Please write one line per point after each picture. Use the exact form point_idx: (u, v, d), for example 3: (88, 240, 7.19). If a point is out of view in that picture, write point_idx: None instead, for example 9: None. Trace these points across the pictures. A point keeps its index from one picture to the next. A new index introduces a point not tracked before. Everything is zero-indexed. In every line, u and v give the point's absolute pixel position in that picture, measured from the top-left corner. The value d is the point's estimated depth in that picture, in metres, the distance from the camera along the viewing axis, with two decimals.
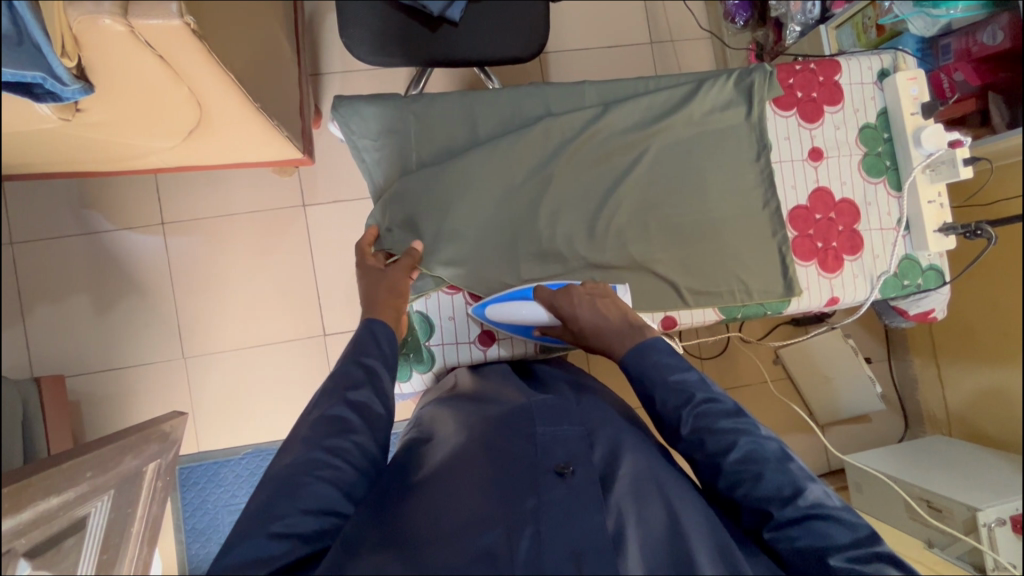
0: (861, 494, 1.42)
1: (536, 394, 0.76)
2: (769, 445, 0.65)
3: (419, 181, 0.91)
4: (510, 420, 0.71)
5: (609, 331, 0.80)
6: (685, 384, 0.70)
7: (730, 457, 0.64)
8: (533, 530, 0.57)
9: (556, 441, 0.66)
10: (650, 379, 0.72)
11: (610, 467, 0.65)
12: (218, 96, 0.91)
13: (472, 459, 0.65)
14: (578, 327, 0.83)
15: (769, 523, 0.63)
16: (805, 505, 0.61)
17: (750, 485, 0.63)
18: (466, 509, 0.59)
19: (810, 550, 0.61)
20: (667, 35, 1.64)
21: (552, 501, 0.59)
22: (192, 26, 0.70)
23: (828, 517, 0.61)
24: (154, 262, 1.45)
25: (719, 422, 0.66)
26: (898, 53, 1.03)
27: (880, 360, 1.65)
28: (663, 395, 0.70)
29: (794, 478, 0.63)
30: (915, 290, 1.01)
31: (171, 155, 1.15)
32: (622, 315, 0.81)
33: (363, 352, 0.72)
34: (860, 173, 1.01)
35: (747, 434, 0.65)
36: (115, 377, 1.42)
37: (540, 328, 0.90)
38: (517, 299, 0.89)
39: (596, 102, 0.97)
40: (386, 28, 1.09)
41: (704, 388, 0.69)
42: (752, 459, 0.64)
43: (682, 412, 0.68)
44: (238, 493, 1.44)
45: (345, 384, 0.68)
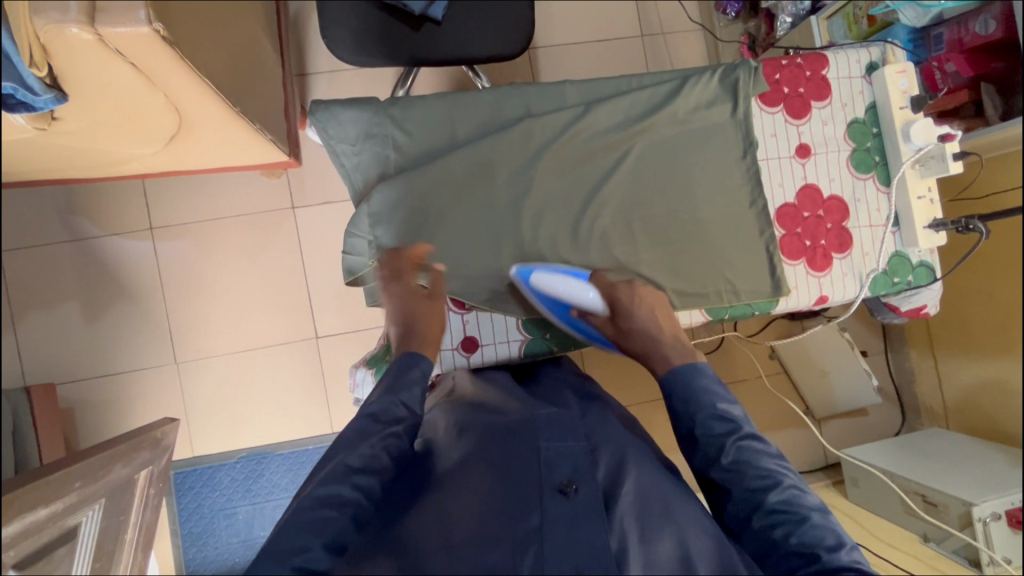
0: (858, 488, 1.42)
1: (541, 407, 0.74)
2: (809, 497, 0.66)
3: (400, 186, 0.90)
4: (514, 435, 0.69)
5: (659, 342, 0.85)
6: (732, 416, 0.72)
7: (773, 494, 0.65)
8: (535, 548, 0.57)
9: (560, 456, 0.65)
10: (696, 403, 0.74)
11: (614, 484, 0.64)
12: (196, 101, 0.89)
13: (476, 478, 0.64)
14: (627, 323, 0.88)
15: (807, 568, 0.61)
16: (847, 557, 0.61)
17: (792, 528, 0.63)
18: (470, 524, 0.59)
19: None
20: (658, 28, 1.62)
21: (556, 519, 0.59)
22: (161, 32, 0.69)
23: (867, 571, 0.61)
24: (144, 268, 1.44)
25: (763, 460, 0.68)
26: (887, 45, 1.01)
27: (877, 353, 1.65)
28: (708, 421, 0.72)
29: (835, 530, 0.63)
30: (906, 287, 1.00)
31: (153, 160, 1.14)
32: (671, 326, 0.87)
33: (404, 390, 0.72)
34: (848, 169, 1.00)
35: (789, 478, 0.67)
36: (107, 383, 1.42)
37: (579, 310, 0.91)
38: (568, 276, 0.90)
39: (577, 102, 0.95)
40: (367, 28, 1.07)
41: (748, 425, 0.72)
42: (795, 502, 0.65)
43: (726, 441, 0.70)
44: (234, 497, 1.44)
45: (385, 421, 0.67)
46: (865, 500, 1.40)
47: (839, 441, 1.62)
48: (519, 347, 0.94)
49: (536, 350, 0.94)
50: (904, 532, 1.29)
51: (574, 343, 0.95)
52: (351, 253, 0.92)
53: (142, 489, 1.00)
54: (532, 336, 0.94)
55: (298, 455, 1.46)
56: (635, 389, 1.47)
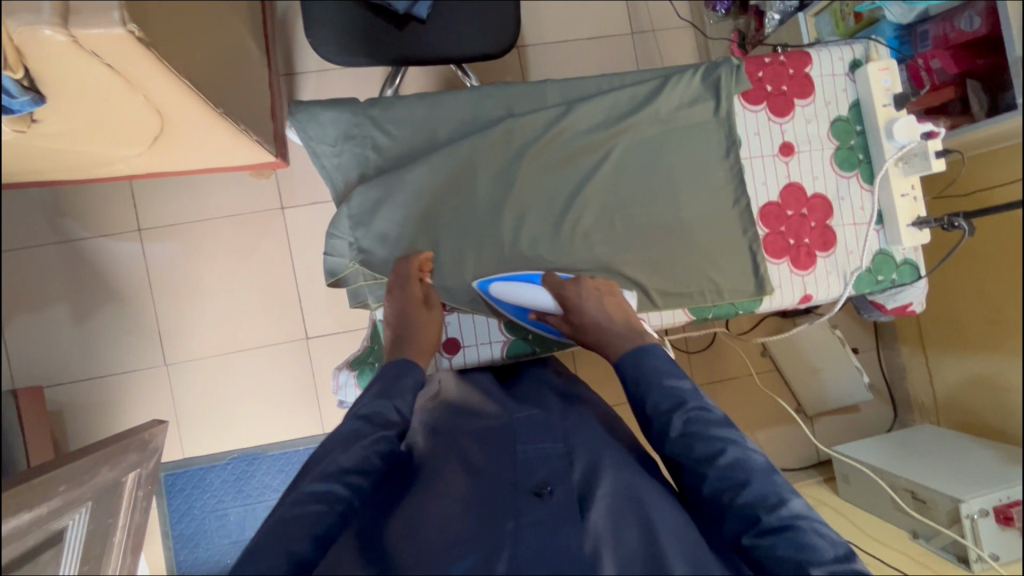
0: (848, 484, 1.43)
1: (519, 409, 0.78)
2: (754, 458, 0.65)
3: (381, 187, 0.89)
4: (494, 438, 0.72)
5: (611, 329, 0.83)
6: (678, 390, 0.71)
7: (717, 462, 0.64)
8: (508, 553, 0.55)
9: (538, 459, 0.67)
10: (645, 383, 0.73)
11: (588, 484, 0.64)
12: (176, 102, 0.89)
13: (455, 481, 0.65)
14: (581, 320, 0.86)
15: (750, 530, 0.60)
16: (788, 514, 0.60)
17: (735, 491, 0.62)
18: (443, 528, 0.58)
19: (790, 561, 0.57)
20: (648, 25, 1.61)
21: (531, 522, 0.58)
22: (137, 34, 0.68)
23: (812, 529, 0.59)
24: (133, 270, 1.44)
25: (709, 428, 0.67)
26: (870, 43, 1.01)
27: (868, 349, 1.65)
28: (655, 397, 0.71)
29: (778, 489, 0.62)
30: (890, 285, 1.00)
31: (139, 162, 1.13)
32: (626, 318, 0.85)
33: (397, 395, 0.72)
34: (832, 167, 1.00)
35: (735, 443, 0.65)
36: (96, 386, 1.42)
37: (536, 312, 0.91)
38: (524, 281, 0.90)
39: (559, 101, 0.95)
40: (351, 28, 1.07)
41: (697, 397, 0.71)
42: (739, 466, 0.63)
43: (673, 417, 0.68)
44: (225, 499, 1.44)
45: (378, 423, 0.67)
46: (856, 497, 1.40)
47: (830, 437, 1.62)
48: (501, 347, 0.94)
49: (519, 351, 0.94)
50: (893, 529, 1.30)
51: (557, 344, 0.96)
52: (332, 255, 0.91)
53: (130, 491, 0.99)
54: (514, 337, 0.95)
55: (290, 456, 1.46)
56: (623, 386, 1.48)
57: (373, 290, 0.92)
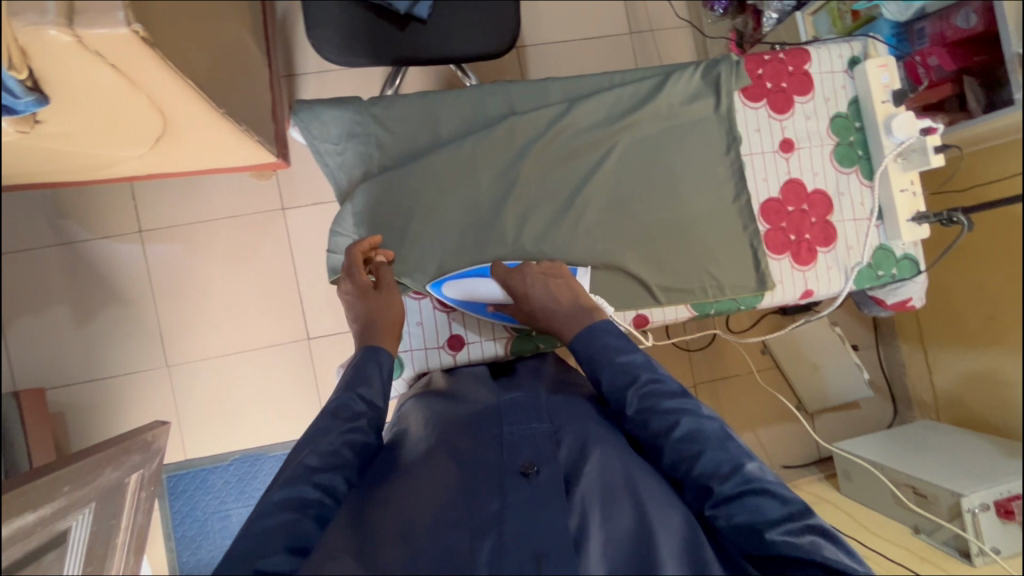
0: (850, 482, 1.45)
1: (506, 394, 0.78)
2: (709, 424, 0.66)
3: (385, 186, 0.90)
4: (481, 422, 0.72)
5: (560, 316, 0.83)
6: (630, 365, 0.72)
7: (674, 436, 0.66)
8: (495, 533, 0.57)
9: (522, 439, 0.67)
10: (596, 361, 0.74)
11: (576, 463, 0.64)
12: (179, 102, 0.89)
13: (439, 465, 0.65)
14: (531, 307, 0.85)
15: (709, 500, 0.62)
16: (742, 480, 0.62)
17: (690, 463, 0.64)
18: (430, 509, 0.59)
19: (747, 527, 0.60)
20: (646, 25, 1.62)
21: (516, 502, 0.58)
22: (141, 33, 0.69)
23: (763, 492, 0.61)
24: (135, 272, 1.44)
25: (662, 403, 0.68)
26: (869, 40, 1.02)
27: (867, 346, 1.65)
28: (610, 376, 0.72)
29: (732, 455, 0.63)
30: (890, 280, 1.01)
31: (141, 163, 1.14)
32: (574, 297, 0.84)
33: (362, 384, 0.72)
34: (831, 163, 1.00)
35: (689, 413, 0.67)
36: (98, 387, 1.41)
37: (493, 304, 0.91)
38: (475, 276, 0.90)
39: (560, 99, 0.96)
40: (352, 27, 1.07)
41: (650, 369, 0.72)
42: (693, 437, 0.65)
43: (628, 393, 0.70)
44: (227, 499, 1.44)
45: (344, 417, 0.68)
46: (858, 492, 1.41)
47: (830, 433, 1.62)
48: (505, 343, 0.95)
49: (522, 347, 0.95)
50: (894, 523, 1.30)
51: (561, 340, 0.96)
52: (334, 252, 0.92)
53: (133, 491, 0.99)
54: (518, 334, 0.95)
55: None
56: None
57: None
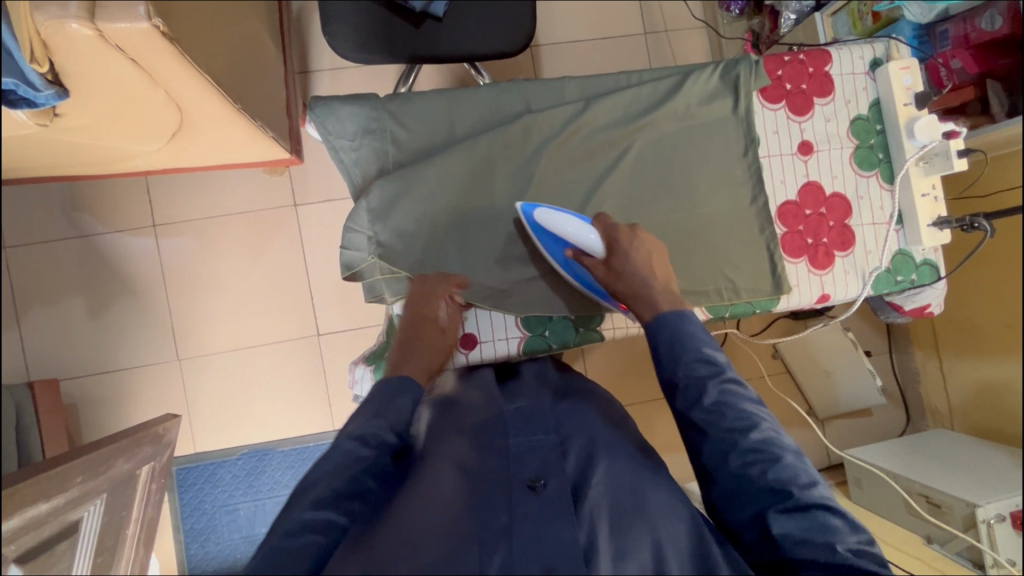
0: (862, 489, 1.39)
1: (510, 404, 0.77)
2: (786, 438, 0.65)
3: (398, 182, 0.89)
4: (486, 428, 0.71)
5: (653, 289, 0.80)
6: (716, 358, 0.70)
7: (751, 437, 0.64)
8: (505, 545, 0.57)
9: (529, 451, 0.68)
10: (681, 346, 0.71)
11: (583, 475, 0.65)
12: (197, 97, 0.90)
13: (445, 476, 0.63)
14: (622, 266, 0.83)
15: (779, 505, 0.61)
16: (816, 494, 0.62)
17: (767, 466, 0.62)
18: (437, 522, 0.58)
19: (814, 537, 0.59)
20: (661, 25, 1.61)
21: (523, 515, 0.60)
22: (161, 28, 0.69)
23: (835, 510, 0.61)
24: (147, 265, 1.44)
25: (743, 402, 0.66)
26: (892, 41, 1.01)
27: (881, 353, 1.63)
28: (691, 363, 0.70)
29: (807, 471, 0.63)
30: (909, 285, 0.99)
31: (157, 157, 1.14)
32: (665, 281, 0.83)
33: (392, 411, 0.68)
34: (851, 166, 0.99)
35: (768, 422, 0.66)
36: (110, 379, 1.43)
37: (575, 252, 0.87)
38: (576, 218, 0.86)
39: (577, 97, 0.95)
40: (369, 23, 1.07)
41: (732, 370, 0.70)
42: (772, 443, 0.64)
43: (711, 382, 0.68)
44: (235, 493, 1.45)
45: (375, 444, 0.64)
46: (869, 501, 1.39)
47: (842, 440, 1.61)
48: (517, 343, 0.95)
49: (535, 347, 0.95)
50: (906, 533, 1.28)
51: (573, 341, 0.96)
52: (348, 248, 0.91)
53: (144, 483, 0.99)
54: (531, 333, 0.95)
55: (301, 451, 1.46)
56: (630, 384, 1.50)
57: (389, 285, 0.92)
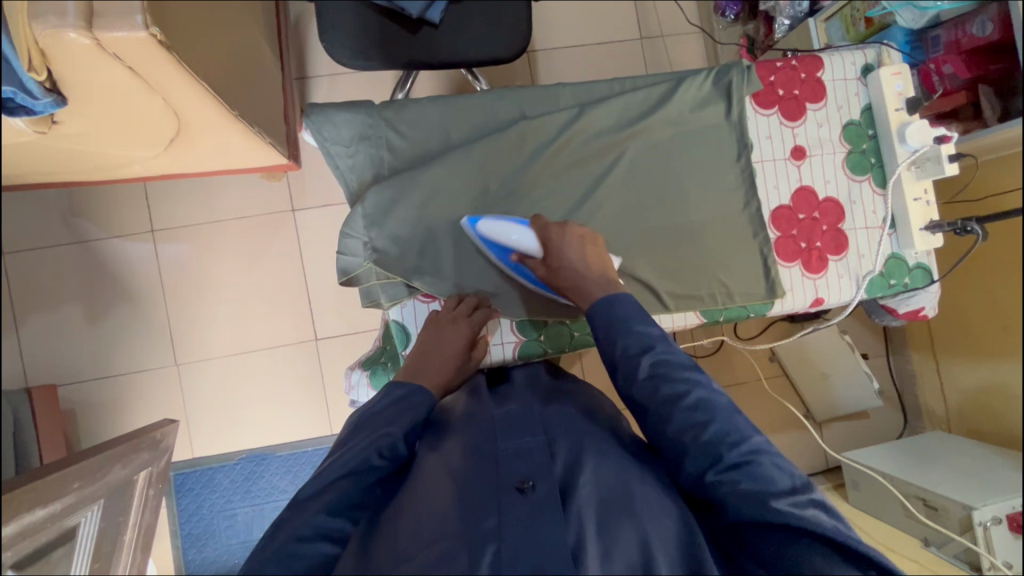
0: (858, 491, 1.41)
1: (499, 407, 0.78)
2: (719, 398, 0.66)
3: (393, 188, 0.90)
4: (474, 433, 0.72)
5: (586, 281, 0.82)
6: (647, 335, 0.72)
7: (682, 403, 0.65)
8: (494, 547, 0.57)
9: (517, 455, 0.66)
10: (615, 328, 0.74)
11: (571, 475, 0.65)
12: (193, 105, 0.90)
13: (437, 481, 0.65)
14: (559, 263, 0.84)
15: (715, 468, 0.61)
16: (747, 450, 0.61)
17: (698, 429, 0.63)
18: (428, 524, 0.60)
19: (752, 494, 0.59)
20: (657, 30, 1.62)
21: (512, 519, 0.58)
22: (158, 37, 0.69)
23: (769, 461, 0.61)
24: (146, 270, 1.45)
25: (675, 370, 0.68)
26: (883, 48, 1.01)
27: (877, 356, 1.64)
28: (625, 340, 0.72)
29: (739, 427, 0.63)
30: (902, 289, 0.99)
31: (155, 164, 1.15)
32: (603, 269, 0.84)
33: (404, 421, 0.71)
34: (844, 171, 1.00)
35: (700, 386, 0.67)
36: (108, 385, 1.43)
37: (518, 253, 0.89)
38: (514, 223, 0.88)
39: (571, 104, 0.96)
40: (366, 30, 1.08)
41: (665, 343, 0.72)
42: (703, 406, 0.65)
43: (642, 359, 0.70)
44: (232, 499, 1.45)
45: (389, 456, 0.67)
46: (866, 504, 1.39)
47: (839, 443, 1.61)
48: (513, 348, 0.95)
49: (531, 351, 0.96)
50: (903, 536, 1.28)
51: (568, 346, 0.97)
52: (345, 254, 0.91)
53: (141, 489, 0.99)
54: (526, 337, 0.96)
55: (298, 456, 1.46)
56: None
57: (385, 290, 0.93)
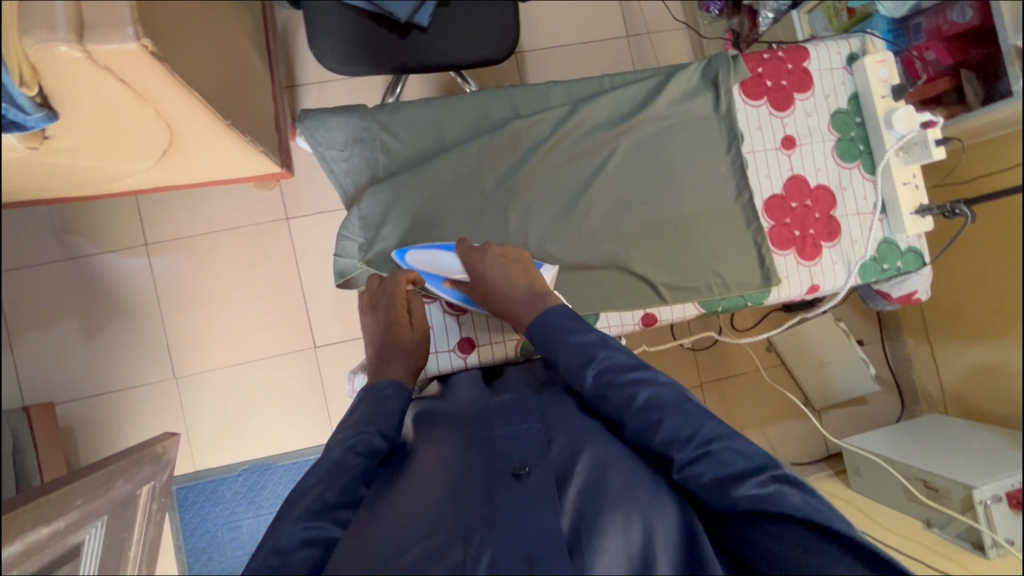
0: (860, 477, 1.43)
1: (496, 396, 0.80)
2: (668, 392, 0.68)
3: (388, 190, 0.90)
4: (473, 426, 0.75)
5: (517, 301, 0.82)
6: (585, 345, 0.74)
7: (633, 407, 0.67)
8: (490, 537, 0.58)
9: (512, 441, 0.69)
10: (554, 344, 0.76)
11: (569, 463, 0.65)
12: (185, 115, 0.90)
13: (433, 472, 0.67)
14: (485, 288, 0.85)
15: (674, 466, 0.63)
16: (700, 442, 0.62)
17: (653, 431, 0.65)
18: (424, 514, 0.61)
19: (714, 485, 0.60)
20: (643, 28, 1.64)
21: (508, 503, 0.60)
22: (150, 47, 0.70)
23: (725, 446, 0.61)
24: (142, 285, 1.44)
25: (620, 375, 0.70)
26: (867, 36, 1.03)
27: (873, 341, 1.66)
28: (568, 352, 0.74)
29: (690, 418, 0.64)
30: (895, 273, 1.01)
31: (147, 176, 1.14)
32: (529, 284, 0.84)
33: (379, 420, 0.71)
34: (833, 158, 1.01)
35: (647, 383, 0.68)
36: (106, 401, 1.42)
37: (449, 282, 0.89)
38: (439, 250, 0.89)
39: (564, 101, 0.97)
40: (355, 36, 1.08)
41: (606, 348, 0.73)
42: (653, 405, 0.66)
43: (586, 371, 0.71)
44: (237, 511, 1.44)
45: (362, 451, 0.67)
46: (868, 489, 1.40)
47: (839, 429, 1.63)
48: (514, 345, 0.96)
49: (532, 348, 0.96)
50: (907, 519, 1.29)
51: None
52: (341, 255, 0.92)
53: (145, 503, 0.98)
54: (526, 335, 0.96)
55: (300, 466, 1.46)
56: None
57: None
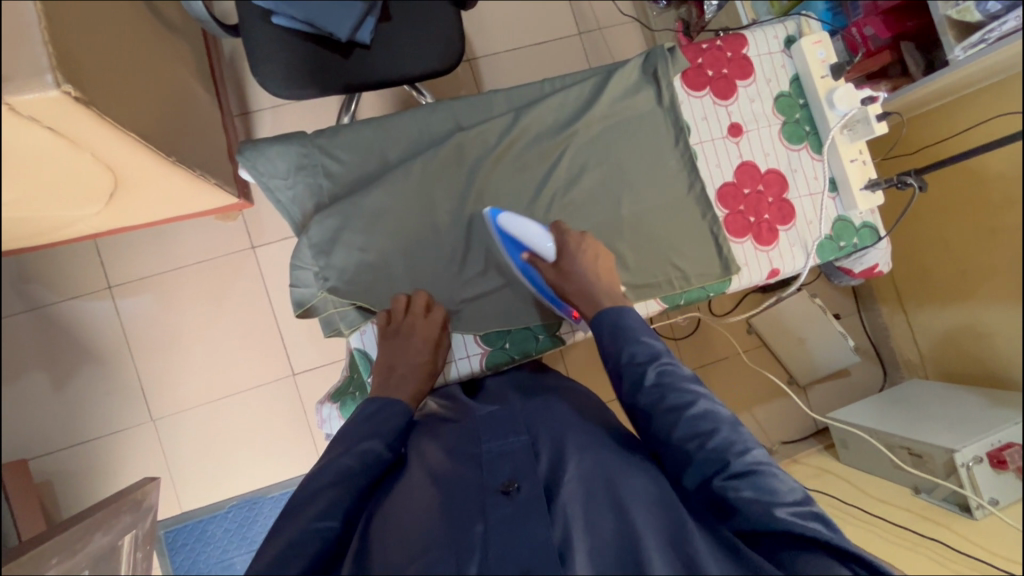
0: (847, 450, 1.45)
1: (482, 408, 0.82)
2: (722, 411, 0.68)
3: (336, 215, 0.89)
4: (461, 441, 0.74)
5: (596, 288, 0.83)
6: (653, 345, 0.74)
7: (688, 413, 0.66)
8: (479, 556, 0.57)
9: (501, 456, 0.68)
10: (620, 337, 0.75)
11: (555, 473, 0.65)
12: (126, 158, 0.89)
13: (419, 488, 0.67)
14: (571, 269, 0.85)
15: (722, 473, 0.62)
16: (751, 460, 0.62)
17: (705, 438, 0.64)
18: (415, 529, 0.61)
19: (755, 501, 0.60)
20: (594, 24, 1.64)
21: (498, 521, 0.60)
22: (72, 92, 0.70)
23: (772, 472, 0.62)
24: (109, 329, 1.41)
25: (680, 381, 0.69)
26: (801, 18, 1.04)
27: (849, 314, 1.68)
28: (630, 349, 0.73)
29: (744, 438, 0.65)
30: (853, 249, 1.02)
31: (97, 220, 1.11)
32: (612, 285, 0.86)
33: (371, 436, 0.71)
34: (781, 142, 1.02)
35: (705, 396, 0.68)
36: (83, 451, 1.39)
37: (531, 255, 0.89)
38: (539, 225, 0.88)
39: (507, 109, 0.96)
40: (295, 59, 1.07)
41: (670, 355, 0.73)
42: (709, 416, 0.66)
43: (649, 367, 0.71)
44: (229, 548, 1.42)
45: (371, 461, 0.69)
46: (857, 460, 1.42)
47: (824, 404, 1.65)
48: (480, 359, 0.95)
49: (498, 360, 0.95)
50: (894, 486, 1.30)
51: (535, 350, 0.96)
52: (298, 286, 0.91)
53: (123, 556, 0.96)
54: (492, 347, 0.95)
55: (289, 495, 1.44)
56: None
57: (344, 317, 0.93)
